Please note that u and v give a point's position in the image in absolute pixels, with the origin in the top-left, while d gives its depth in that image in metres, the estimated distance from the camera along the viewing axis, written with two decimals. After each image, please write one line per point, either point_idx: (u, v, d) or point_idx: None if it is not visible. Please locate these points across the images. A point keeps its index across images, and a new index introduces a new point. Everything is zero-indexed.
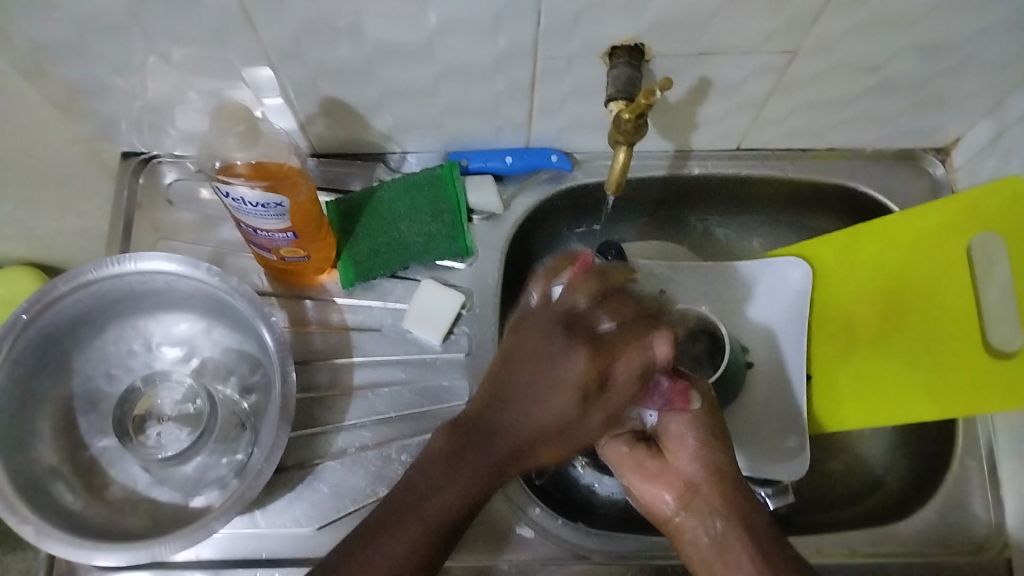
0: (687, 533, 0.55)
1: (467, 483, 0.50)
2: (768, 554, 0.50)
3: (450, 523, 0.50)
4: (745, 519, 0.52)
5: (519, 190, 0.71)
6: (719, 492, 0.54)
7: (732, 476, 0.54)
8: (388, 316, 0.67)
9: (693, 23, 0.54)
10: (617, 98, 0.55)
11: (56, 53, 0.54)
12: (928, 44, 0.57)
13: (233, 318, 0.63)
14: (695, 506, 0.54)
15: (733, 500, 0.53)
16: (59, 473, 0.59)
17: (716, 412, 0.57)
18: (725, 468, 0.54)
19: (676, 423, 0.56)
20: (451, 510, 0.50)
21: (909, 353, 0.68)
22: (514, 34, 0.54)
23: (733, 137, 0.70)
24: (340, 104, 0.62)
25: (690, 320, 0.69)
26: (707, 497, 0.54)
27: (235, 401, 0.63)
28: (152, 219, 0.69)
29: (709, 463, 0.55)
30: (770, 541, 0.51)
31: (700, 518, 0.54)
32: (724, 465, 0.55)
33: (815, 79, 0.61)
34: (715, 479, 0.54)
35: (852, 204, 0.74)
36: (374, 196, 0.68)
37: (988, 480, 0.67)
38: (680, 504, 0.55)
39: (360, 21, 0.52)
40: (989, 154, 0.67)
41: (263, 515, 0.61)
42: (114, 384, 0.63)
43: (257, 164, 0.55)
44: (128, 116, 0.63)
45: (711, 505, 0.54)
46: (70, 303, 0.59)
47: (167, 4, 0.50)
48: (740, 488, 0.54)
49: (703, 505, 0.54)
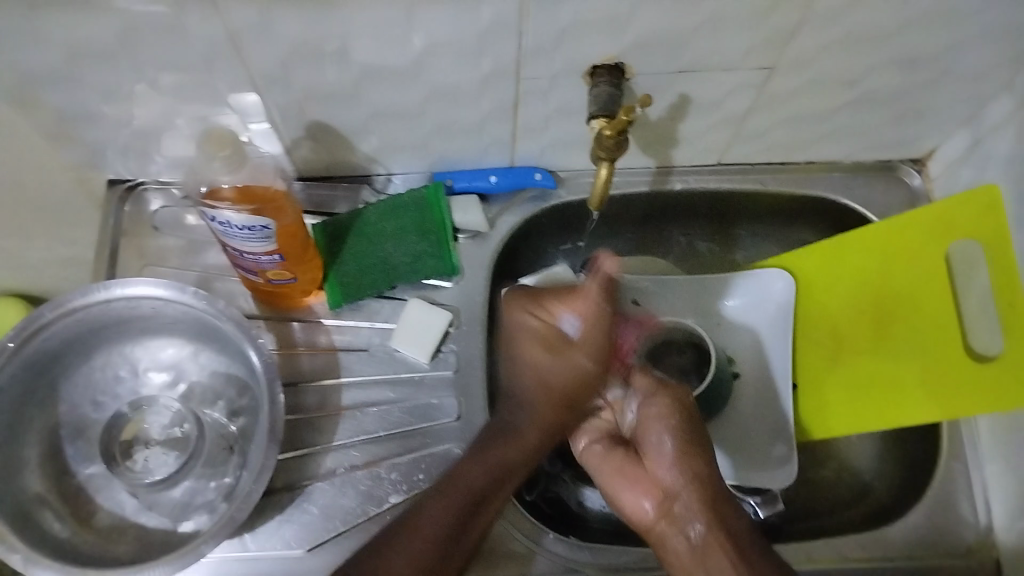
0: (669, 543, 0.53)
1: (484, 466, 0.57)
2: (751, 558, 0.49)
3: (475, 498, 0.55)
4: (725, 523, 0.51)
5: (503, 209, 0.72)
6: (698, 499, 0.53)
7: (711, 481, 0.53)
8: (376, 335, 0.68)
9: (673, 42, 0.55)
10: (597, 116, 0.56)
11: (42, 81, 0.55)
12: (902, 59, 0.59)
13: (220, 341, 0.63)
14: (674, 514, 0.54)
15: (714, 506, 0.52)
16: (47, 502, 0.58)
17: (696, 418, 0.57)
18: (704, 474, 0.53)
19: (655, 435, 0.56)
20: (476, 495, 0.55)
21: (892, 360, 0.68)
22: (497, 56, 0.55)
23: (714, 153, 0.71)
24: (326, 127, 0.62)
25: (678, 335, 0.70)
26: (686, 503, 0.53)
27: (223, 424, 0.63)
28: (138, 244, 0.69)
29: (687, 469, 0.54)
30: (753, 545, 0.50)
31: (680, 525, 0.53)
32: (703, 472, 0.54)
33: (793, 94, 0.62)
34: (693, 487, 0.53)
35: (832, 216, 0.75)
36: (360, 217, 0.68)
37: (974, 484, 0.68)
38: (659, 512, 0.55)
39: (345, 44, 0.53)
40: (965, 164, 0.69)
41: (252, 538, 0.60)
42: (101, 411, 0.63)
43: (243, 189, 0.55)
44: (113, 143, 0.63)
45: (691, 510, 0.53)
46: (58, 329, 0.59)
47: (152, 31, 0.50)
48: (721, 491, 0.53)
49: (681, 512, 0.53)
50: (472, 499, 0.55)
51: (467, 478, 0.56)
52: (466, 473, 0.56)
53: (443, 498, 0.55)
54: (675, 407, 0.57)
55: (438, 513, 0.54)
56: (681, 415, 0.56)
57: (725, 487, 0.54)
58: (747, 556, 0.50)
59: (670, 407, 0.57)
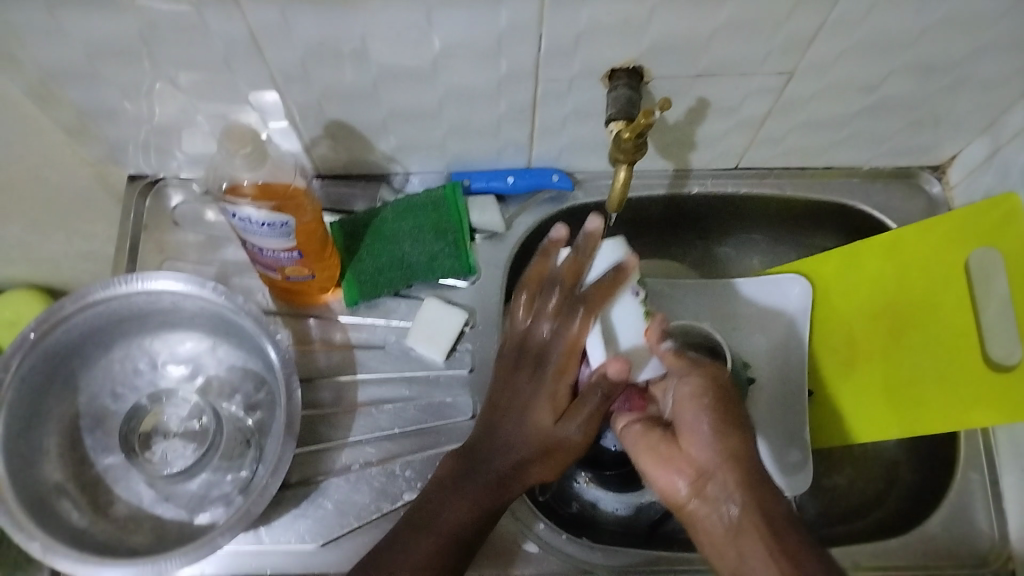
0: (702, 521, 0.52)
1: (471, 505, 0.56)
2: (788, 544, 0.47)
3: (458, 540, 0.55)
4: (761, 505, 0.49)
5: (521, 209, 0.72)
6: (732, 477, 0.51)
7: (747, 460, 0.51)
8: (392, 333, 0.68)
9: (691, 46, 0.55)
10: (617, 118, 0.56)
11: (67, 78, 0.56)
12: (922, 65, 0.58)
13: (237, 335, 0.64)
14: (708, 493, 0.52)
15: (751, 486, 0.50)
16: (66, 491, 0.59)
17: (732, 401, 0.55)
18: (739, 452, 0.51)
19: (689, 411, 0.54)
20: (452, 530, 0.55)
21: (910, 366, 0.68)
22: (515, 57, 0.55)
23: (733, 157, 0.70)
24: (345, 126, 0.63)
25: (695, 336, 0.70)
26: (720, 483, 0.51)
27: (239, 417, 0.64)
28: (158, 239, 0.70)
29: (722, 448, 0.52)
30: (788, 530, 0.48)
31: (714, 504, 0.51)
32: (739, 452, 0.52)
33: (811, 99, 0.62)
34: (729, 465, 0.51)
35: (851, 222, 0.75)
36: (378, 216, 0.69)
37: (990, 493, 0.67)
38: (692, 490, 0.53)
39: (365, 44, 0.53)
40: (985, 171, 0.68)
41: (267, 531, 0.61)
42: (119, 402, 0.64)
43: (264, 185, 0.56)
44: (135, 139, 0.64)
45: (726, 490, 0.51)
46: (79, 321, 0.59)
47: (175, 30, 0.51)
48: (758, 471, 0.51)
49: (715, 492, 0.51)
50: (454, 545, 0.55)
51: (447, 518, 0.56)
52: (447, 512, 0.56)
53: (426, 534, 0.55)
54: (709, 385, 0.55)
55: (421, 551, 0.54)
56: (715, 395, 0.54)
57: (762, 466, 0.52)
58: (782, 541, 0.47)
59: (706, 388, 0.55)
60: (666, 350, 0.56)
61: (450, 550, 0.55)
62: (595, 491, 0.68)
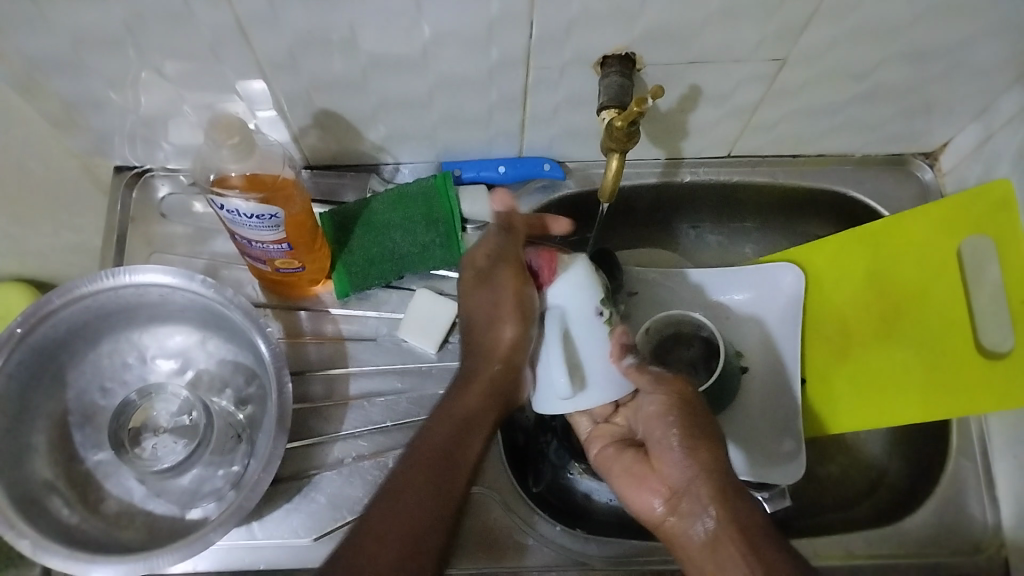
0: (679, 538, 0.53)
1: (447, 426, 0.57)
2: (764, 552, 0.48)
3: (444, 456, 0.55)
4: (738, 516, 0.50)
5: (512, 200, 0.71)
6: (706, 491, 0.51)
7: (721, 473, 0.52)
8: (384, 325, 0.68)
9: (684, 33, 0.54)
10: (608, 107, 0.56)
11: (50, 68, 0.55)
12: (915, 51, 0.58)
13: (227, 328, 0.63)
14: (683, 509, 0.53)
15: (727, 501, 0.51)
16: (55, 488, 0.58)
17: (701, 415, 0.55)
18: (712, 466, 0.52)
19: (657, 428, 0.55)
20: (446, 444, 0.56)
21: (902, 356, 0.68)
22: (506, 45, 0.54)
23: (725, 145, 0.70)
24: (334, 116, 0.62)
25: (685, 327, 0.70)
26: (694, 499, 0.52)
27: (230, 412, 0.63)
28: (146, 232, 0.69)
29: (693, 464, 0.53)
30: (764, 540, 0.49)
31: (691, 520, 0.52)
32: (711, 466, 0.52)
33: (804, 86, 0.61)
34: (701, 479, 0.52)
35: (843, 210, 0.75)
36: (368, 207, 0.68)
37: (984, 481, 0.67)
38: (667, 508, 0.54)
39: (354, 32, 0.52)
40: (977, 159, 0.68)
41: (259, 526, 0.61)
42: (108, 397, 0.63)
43: (253, 177, 0.55)
44: (121, 130, 0.63)
45: (701, 505, 0.51)
46: (66, 316, 0.59)
47: (160, 19, 0.50)
48: (732, 484, 0.52)
49: (690, 508, 0.52)
50: (438, 454, 0.55)
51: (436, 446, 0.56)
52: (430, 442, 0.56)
53: (416, 462, 0.55)
54: (675, 404, 0.55)
55: (398, 506, 0.52)
56: (680, 412, 0.55)
57: (736, 480, 0.52)
58: (761, 556, 0.48)
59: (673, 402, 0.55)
60: (627, 366, 0.56)
61: (438, 471, 0.54)
62: (589, 481, 0.69)
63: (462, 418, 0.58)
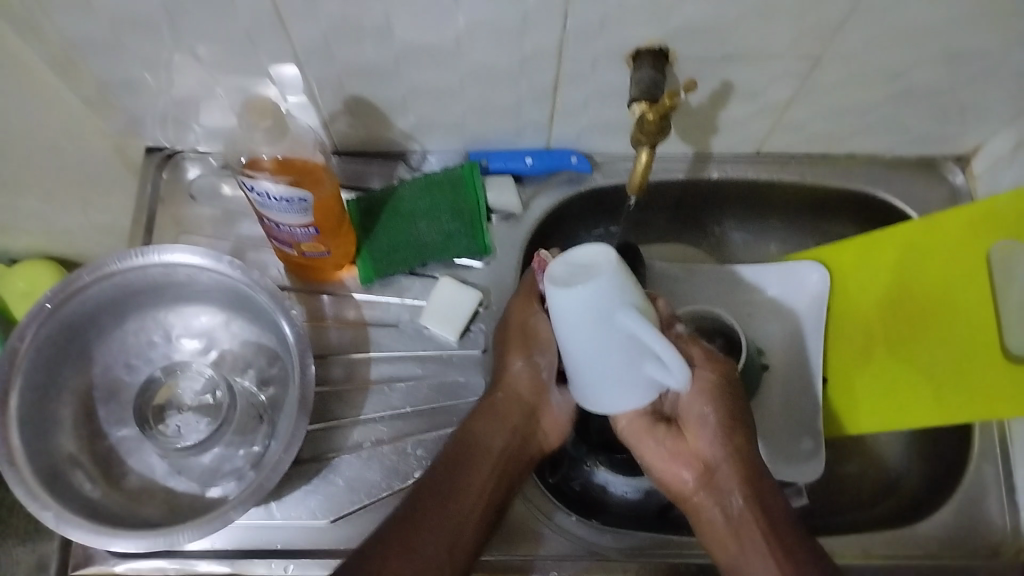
0: (705, 513, 0.54)
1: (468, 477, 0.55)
2: (786, 540, 0.51)
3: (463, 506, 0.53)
4: (766, 504, 0.52)
5: (537, 190, 0.72)
6: (737, 471, 0.53)
7: (752, 457, 0.54)
8: (406, 312, 0.68)
9: (719, 27, 0.54)
10: (640, 99, 0.55)
11: (87, 49, 0.56)
12: (951, 53, 0.57)
13: (252, 311, 0.63)
14: (715, 484, 0.54)
15: (754, 482, 0.53)
16: (79, 462, 0.59)
17: (740, 398, 0.55)
18: (746, 448, 0.54)
19: (698, 406, 0.54)
20: (448, 469, 0.55)
21: (929, 358, 0.67)
22: (540, 36, 0.54)
23: (753, 143, 0.70)
24: (365, 103, 0.63)
25: (705, 324, 0.70)
26: (727, 478, 0.53)
27: (253, 392, 0.63)
28: (175, 213, 0.69)
29: (729, 444, 0.53)
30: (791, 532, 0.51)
31: (718, 498, 0.54)
32: (745, 446, 0.54)
33: (837, 86, 0.61)
34: (734, 459, 0.53)
35: (871, 211, 0.74)
36: (395, 194, 0.69)
37: (1005, 487, 0.66)
38: (699, 483, 0.55)
39: (388, 20, 0.52)
40: (1010, 163, 0.68)
41: (278, 506, 0.61)
42: (133, 374, 0.64)
43: (282, 160, 0.56)
44: (153, 111, 0.64)
45: (732, 484, 0.53)
46: (96, 292, 0.59)
47: (197, 1, 0.51)
48: (758, 465, 0.53)
49: (722, 485, 0.53)
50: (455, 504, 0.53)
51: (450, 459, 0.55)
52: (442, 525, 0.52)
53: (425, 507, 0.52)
54: (718, 385, 0.54)
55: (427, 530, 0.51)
56: (722, 393, 0.54)
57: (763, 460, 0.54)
58: (782, 541, 0.51)
59: (716, 386, 0.54)
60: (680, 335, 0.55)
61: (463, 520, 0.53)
62: (605, 473, 0.67)
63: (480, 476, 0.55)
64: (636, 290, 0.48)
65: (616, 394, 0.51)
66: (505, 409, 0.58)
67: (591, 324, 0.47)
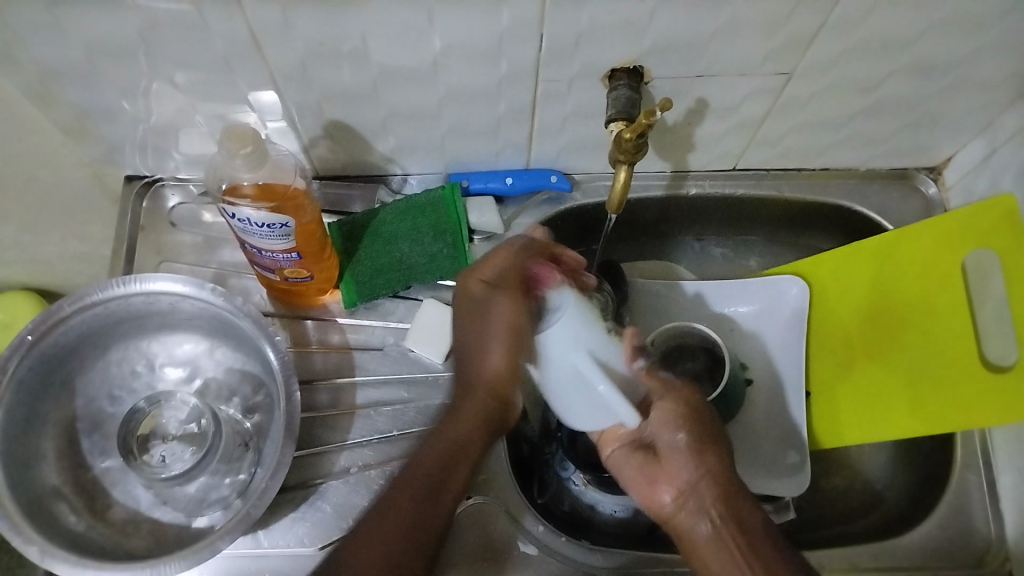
0: (684, 534, 0.54)
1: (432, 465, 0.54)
2: (763, 555, 0.51)
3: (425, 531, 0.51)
4: (740, 519, 0.52)
5: (519, 211, 0.72)
6: (713, 492, 0.53)
7: (727, 476, 0.54)
8: (391, 335, 0.68)
9: (691, 46, 0.55)
10: (616, 118, 0.56)
11: (63, 78, 0.55)
12: (918, 65, 0.59)
13: (236, 337, 0.63)
14: (691, 507, 0.53)
15: (729, 500, 0.53)
16: (63, 495, 0.58)
17: (707, 417, 0.56)
18: (719, 468, 0.54)
19: (667, 434, 0.54)
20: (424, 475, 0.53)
21: (909, 368, 0.68)
22: (517, 57, 0.55)
23: (730, 158, 0.71)
24: (344, 127, 0.63)
25: (691, 340, 0.69)
26: (704, 498, 0.53)
27: (238, 420, 0.63)
28: (156, 241, 0.69)
29: (703, 466, 0.54)
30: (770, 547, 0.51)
31: (695, 518, 0.53)
32: (718, 467, 0.54)
33: (809, 99, 0.62)
34: (710, 479, 0.53)
35: (847, 223, 0.75)
36: (376, 217, 0.69)
37: (987, 493, 0.67)
38: (677, 505, 0.54)
39: (364, 44, 0.53)
40: (981, 173, 0.69)
41: (265, 535, 0.60)
42: (117, 405, 0.63)
43: (264, 185, 0.56)
44: (132, 139, 0.64)
45: (708, 505, 0.53)
46: (76, 323, 0.59)
47: (174, 28, 0.51)
48: (734, 484, 0.54)
49: (698, 507, 0.53)
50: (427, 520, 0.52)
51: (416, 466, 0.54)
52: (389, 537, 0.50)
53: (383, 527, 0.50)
54: (682, 409, 0.55)
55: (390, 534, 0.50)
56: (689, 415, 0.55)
57: (738, 479, 0.55)
58: (762, 558, 0.51)
59: (683, 412, 0.55)
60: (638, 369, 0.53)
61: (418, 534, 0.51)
62: (593, 493, 0.67)
63: (452, 441, 0.55)
64: (597, 333, 0.50)
65: (589, 417, 0.52)
66: (483, 405, 0.57)
67: (552, 361, 0.50)
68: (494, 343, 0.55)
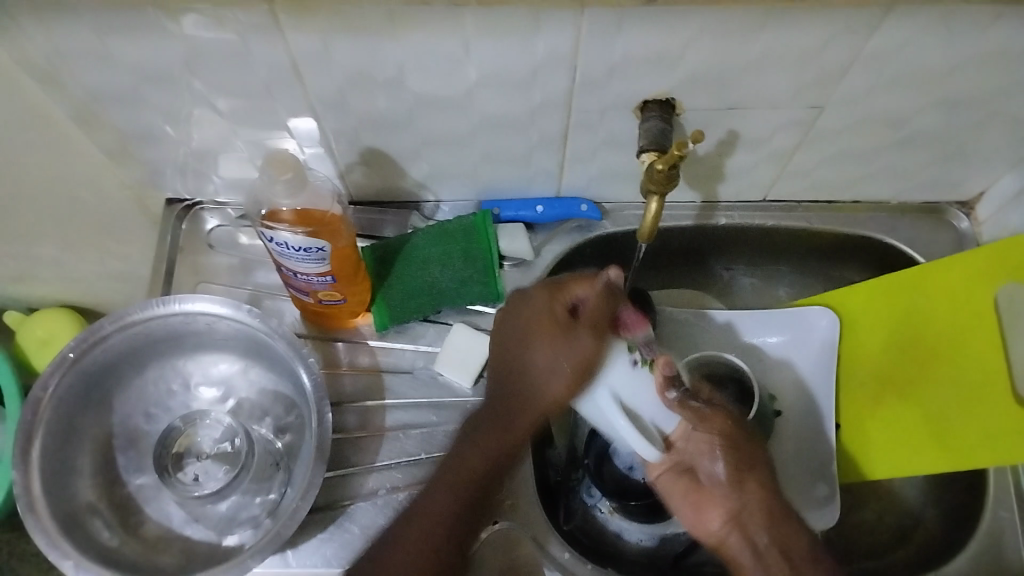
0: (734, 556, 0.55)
1: (483, 450, 0.57)
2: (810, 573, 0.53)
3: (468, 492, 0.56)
4: (789, 541, 0.54)
5: (548, 238, 0.73)
6: (763, 510, 0.55)
7: (773, 495, 0.56)
8: (420, 359, 0.69)
9: (722, 78, 0.55)
10: (648, 150, 0.57)
11: (111, 104, 0.57)
12: (950, 100, 0.59)
13: (269, 358, 0.64)
14: (743, 528, 0.55)
15: (778, 520, 0.55)
16: (97, 510, 0.60)
17: (742, 438, 0.57)
18: (764, 487, 0.56)
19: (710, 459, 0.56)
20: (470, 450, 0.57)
21: (940, 403, 0.67)
22: (550, 87, 0.56)
23: (761, 189, 0.71)
24: (380, 154, 0.64)
25: (719, 368, 0.69)
26: (752, 516, 0.55)
27: (269, 440, 0.64)
28: (193, 262, 0.71)
29: (750, 487, 0.56)
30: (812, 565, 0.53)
31: (747, 538, 0.55)
32: (765, 486, 0.56)
33: (840, 132, 0.62)
34: (759, 500, 0.55)
35: (878, 255, 0.75)
36: (409, 241, 0.70)
37: (1022, 531, 0.66)
38: (726, 528, 0.56)
39: (401, 74, 0.54)
40: (1014, 208, 0.69)
41: (293, 555, 0.61)
42: (152, 423, 0.65)
43: (302, 211, 0.57)
44: (174, 163, 0.65)
45: (758, 525, 0.55)
46: (116, 342, 0.61)
47: (219, 57, 0.52)
48: (781, 504, 0.56)
49: (749, 526, 0.55)
50: (467, 493, 0.56)
51: (463, 469, 0.57)
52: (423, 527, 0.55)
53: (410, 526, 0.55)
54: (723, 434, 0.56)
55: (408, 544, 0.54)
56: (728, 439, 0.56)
57: (783, 499, 0.56)
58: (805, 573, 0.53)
59: (727, 432, 0.56)
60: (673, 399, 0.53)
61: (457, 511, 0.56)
62: (619, 521, 0.67)
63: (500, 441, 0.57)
64: (634, 375, 0.52)
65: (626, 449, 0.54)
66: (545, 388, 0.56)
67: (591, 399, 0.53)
68: (549, 347, 0.56)
